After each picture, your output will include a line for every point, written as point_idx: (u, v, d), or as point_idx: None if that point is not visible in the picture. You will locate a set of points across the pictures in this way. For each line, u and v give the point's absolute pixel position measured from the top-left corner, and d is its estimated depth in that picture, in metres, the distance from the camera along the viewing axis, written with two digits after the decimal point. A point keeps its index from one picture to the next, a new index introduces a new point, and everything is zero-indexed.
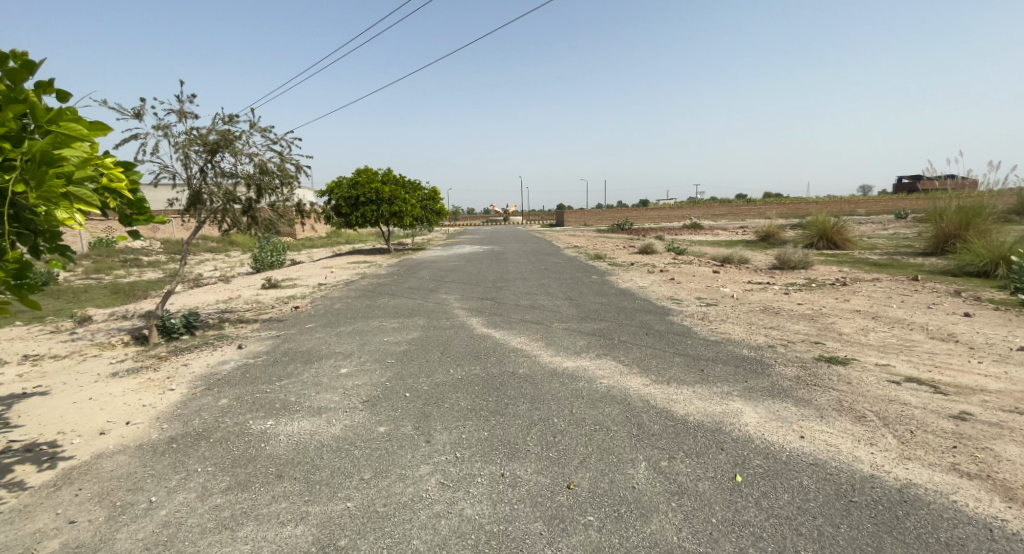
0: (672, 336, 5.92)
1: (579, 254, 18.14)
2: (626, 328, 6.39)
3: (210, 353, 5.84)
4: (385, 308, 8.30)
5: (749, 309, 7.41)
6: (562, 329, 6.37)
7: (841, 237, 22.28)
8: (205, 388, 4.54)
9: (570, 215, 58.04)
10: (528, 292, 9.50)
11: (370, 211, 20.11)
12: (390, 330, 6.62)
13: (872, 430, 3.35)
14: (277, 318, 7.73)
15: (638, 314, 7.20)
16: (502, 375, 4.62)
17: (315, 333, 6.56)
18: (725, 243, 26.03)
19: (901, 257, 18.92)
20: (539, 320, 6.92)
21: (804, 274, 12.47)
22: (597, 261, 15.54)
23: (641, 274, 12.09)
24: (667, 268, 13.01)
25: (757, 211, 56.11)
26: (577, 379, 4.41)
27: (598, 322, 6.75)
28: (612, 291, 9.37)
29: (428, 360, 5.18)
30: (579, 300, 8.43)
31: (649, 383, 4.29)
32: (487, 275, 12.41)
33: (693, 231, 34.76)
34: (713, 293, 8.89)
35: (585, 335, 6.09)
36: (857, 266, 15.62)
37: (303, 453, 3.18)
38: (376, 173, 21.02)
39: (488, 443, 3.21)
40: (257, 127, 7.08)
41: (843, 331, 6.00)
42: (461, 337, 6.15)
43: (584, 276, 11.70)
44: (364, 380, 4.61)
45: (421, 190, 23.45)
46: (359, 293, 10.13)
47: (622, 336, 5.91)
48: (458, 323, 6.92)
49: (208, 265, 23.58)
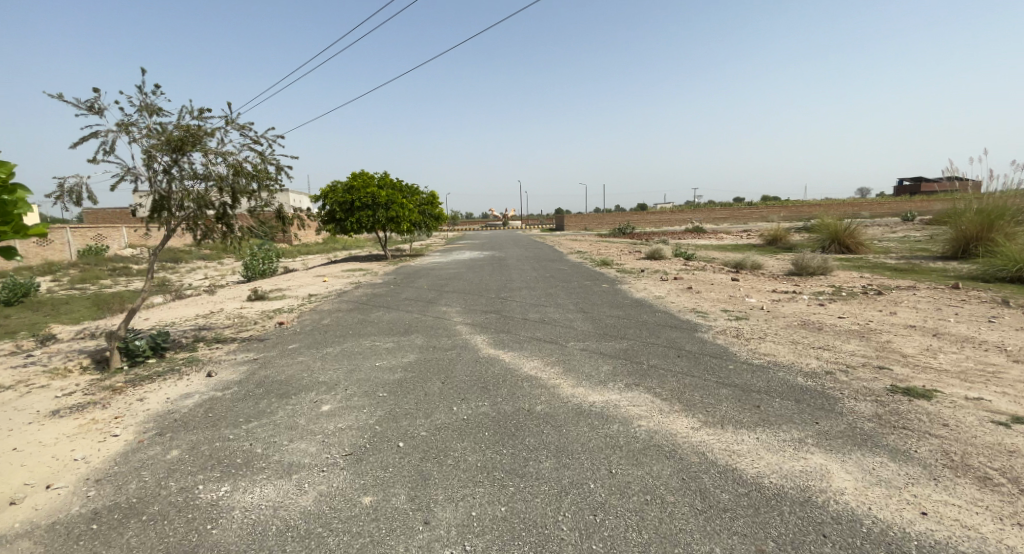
0: (708, 359, 5.13)
1: (585, 260, 17.36)
2: (653, 348, 5.60)
3: (175, 383, 5.03)
4: (379, 323, 7.50)
5: (786, 324, 6.63)
6: (580, 350, 5.57)
7: (855, 241, 21.53)
8: (155, 433, 3.73)
9: (570, 219, 57.30)
10: (536, 303, 8.73)
11: (366, 217, 19.33)
12: (385, 352, 5.82)
13: (1010, 501, 2.56)
14: (257, 337, 6.92)
15: (663, 331, 6.39)
16: (516, 414, 3.81)
17: (298, 357, 5.75)
18: (732, 248, 25.28)
19: (920, 261, 18.16)
20: (552, 339, 6.12)
21: (828, 281, 11.70)
22: (605, 267, 14.76)
23: (655, 282, 11.31)
24: (681, 275, 12.23)
25: (760, 215, 55.49)
26: (610, 421, 3.60)
27: (619, 340, 5.95)
28: (628, 303, 8.56)
29: (427, 392, 4.37)
30: (594, 313, 7.64)
31: (700, 427, 3.49)
32: (490, 284, 11.62)
33: (698, 235, 34.04)
34: (739, 304, 8.11)
35: (607, 356, 5.29)
36: (878, 272, 14.86)
37: (262, 542, 2.38)
38: (373, 176, 20.27)
39: (507, 527, 2.40)
40: (234, 124, 6.29)
41: (905, 353, 5.22)
42: (465, 360, 5.35)
43: (593, 285, 10.91)
44: (350, 422, 3.79)
45: (419, 194, 22.69)
46: (352, 306, 9.32)
47: (651, 360, 5.11)
48: (461, 343, 6.12)
49: (199, 273, 22.75)
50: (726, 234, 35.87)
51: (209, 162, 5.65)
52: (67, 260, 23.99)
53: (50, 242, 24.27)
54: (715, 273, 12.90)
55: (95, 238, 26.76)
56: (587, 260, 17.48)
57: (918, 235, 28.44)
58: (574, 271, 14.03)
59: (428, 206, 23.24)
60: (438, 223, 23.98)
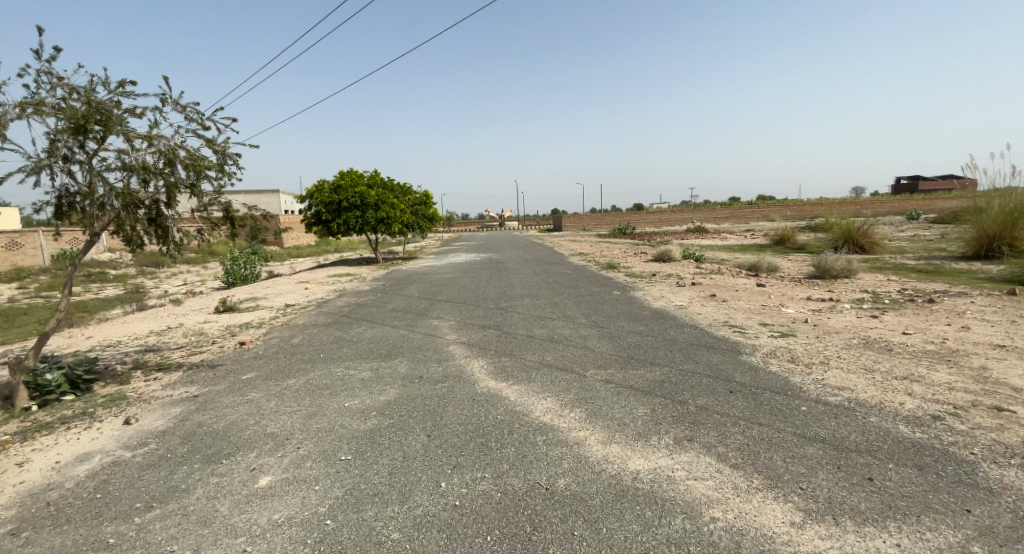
0: (770, 398, 4.01)
1: (588, 263, 16.24)
2: (693, 378, 4.48)
3: (79, 436, 3.87)
4: (358, 344, 6.33)
5: (845, 344, 5.52)
6: (602, 382, 4.42)
7: (869, 241, 20.50)
8: (7, 534, 2.60)
9: (568, 220, 56.16)
10: (542, 316, 7.59)
11: (354, 219, 18.14)
12: (359, 386, 4.65)
13: None
14: (208, 364, 5.72)
15: (699, 353, 5.27)
16: (531, 496, 2.66)
17: (249, 393, 4.57)
18: (740, 248, 24.20)
19: (942, 262, 17.13)
20: (565, 364, 4.97)
21: (860, 287, 10.61)
22: (612, 271, 13.64)
23: (670, 288, 10.21)
24: (697, 280, 11.16)
25: (762, 215, 54.66)
26: (669, 514, 2.46)
27: (649, 368, 4.81)
28: (648, 315, 7.43)
29: (406, 454, 3.20)
30: (612, 329, 6.52)
31: (805, 524, 2.35)
32: (487, 291, 10.45)
33: (699, 236, 33.08)
34: (777, 317, 7.00)
35: (639, 392, 4.14)
36: (905, 274, 13.79)
37: None
38: (361, 175, 19.09)
39: None
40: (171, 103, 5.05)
41: (1017, 383, 4.10)
42: (458, 398, 4.19)
43: (603, 292, 9.79)
44: (290, 511, 2.63)
45: (411, 194, 21.55)
46: (331, 319, 8.13)
47: (695, 397, 3.99)
48: (453, 371, 4.96)
49: (179, 279, 21.52)
50: (729, 234, 34.88)
51: (136, 148, 4.48)
52: (39, 265, 22.75)
53: (22, 246, 22.88)
54: (734, 277, 11.81)
55: (72, 242, 25.49)
56: (590, 263, 16.37)
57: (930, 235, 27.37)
58: (579, 275, 12.90)
59: (421, 206, 22.06)
60: (431, 224, 22.80)
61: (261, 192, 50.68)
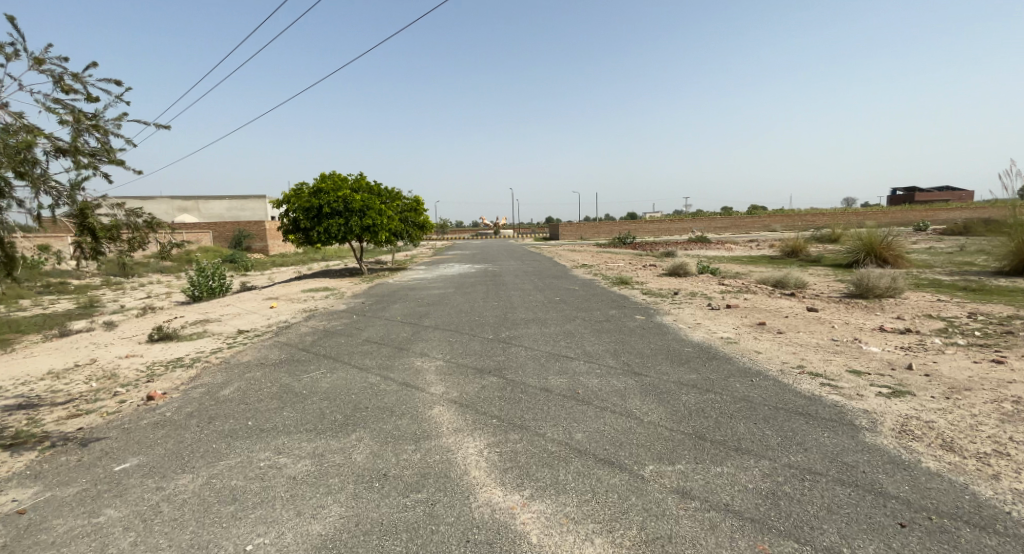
0: (985, 547, 2.29)
1: (595, 278, 14.57)
2: (820, 490, 2.79)
3: None
4: (308, 399, 4.60)
5: (1002, 413, 3.83)
6: (677, 495, 2.75)
7: (892, 253, 19.01)
8: None
9: (565, 228, 54.64)
10: (555, 354, 5.90)
11: (335, 226, 16.38)
12: (284, 496, 2.90)
13: None
14: (82, 440, 3.96)
15: (799, 430, 3.59)
16: None
17: (103, 512, 2.85)
18: (751, 260, 22.67)
19: (979, 279, 15.65)
20: (605, 449, 3.31)
21: (923, 311, 8.99)
22: (624, 288, 12.00)
23: (703, 311, 8.54)
24: (730, 301, 9.51)
25: (762, 224, 53.59)
26: None
27: (737, 461, 3.14)
28: (694, 353, 5.77)
29: None
30: (655, 378, 4.85)
31: None
32: (485, 314, 8.74)
33: (704, 246, 31.58)
34: (867, 360, 5.33)
35: (748, 525, 2.46)
36: (952, 293, 12.23)
37: None
38: (345, 177, 17.34)
39: None
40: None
41: None
42: (441, 535, 2.45)
43: (624, 316, 8.10)
44: None
45: (400, 199, 19.82)
46: (285, 356, 6.36)
47: (853, 544, 2.30)
48: (436, 461, 3.24)
49: (143, 291, 19.59)
50: (734, 245, 33.55)
51: None
52: None
53: None
54: (770, 297, 10.18)
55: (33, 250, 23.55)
56: (598, 277, 14.72)
57: (945, 247, 26.13)
58: (589, 293, 11.23)
59: (411, 213, 20.38)
60: (422, 232, 21.09)
61: (246, 197, 48.76)
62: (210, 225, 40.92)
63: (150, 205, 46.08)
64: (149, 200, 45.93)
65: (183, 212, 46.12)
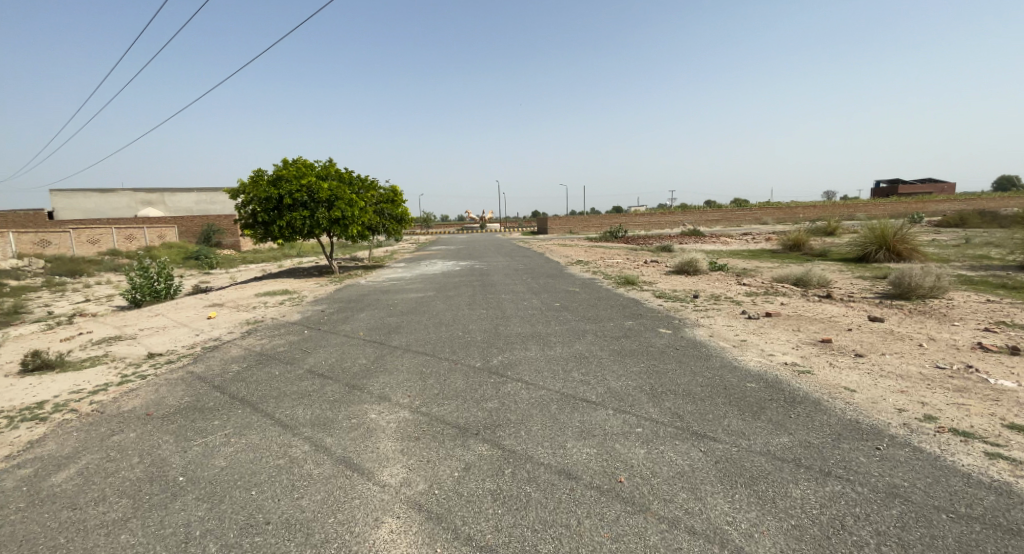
0: None
1: (594, 277, 12.88)
2: None
3: None
4: (179, 499, 2.79)
5: None
6: None
7: (906, 246, 17.69)
8: None
9: (553, 222, 52.87)
10: (568, 395, 4.15)
11: (299, 219, 14.36)
12: None
13: None
14: None
15: None
16: None
17: None
18: (754, 255, 21.25)
19: (1007, 273, 14.35)
20: None
21: (998, 319, 7.45)
22: (632, 290, 10.32)
23: (740, 321, 6.89)
24: (766, 307, 7.89)
25: (752, 217, 52.63)
26: None
27: None
28: (764, 395, 4.08)
29: None
30: (732, 448, 3.15)
31: None
32: (469, 327, 6.95)
33: (700, 240, 30.17)
34: (1017, 407, 3.71)
35: None
36: (998, 292, 10.80)
37: None
38: (311, 164, 15.28)
39: None
40: None
41: None
42: None
43: (647, 331, 6.41)
44: None
45: (375, 189, 17.84)
46: (188, 400, 4.52)
47: None
48: None
49: (84, 294, 17.32)
50: (729, 238, 32.17)
51: None
52: None
53: None
54: (807, 301, 8.61)
55: None
56: (599, 276, 13.00)
57: (948, 239, 24.93)
58: (593, 297, 9.53)
59: (387, 203, 18.39)
60: (400, 225, 19.12)
61: (217, 190, 45.95)
62: (175, 220, 38.05)
63: (111, 198, 42.94)
64: (110, 192, 42.81)
65: (147, 206, 43.13)
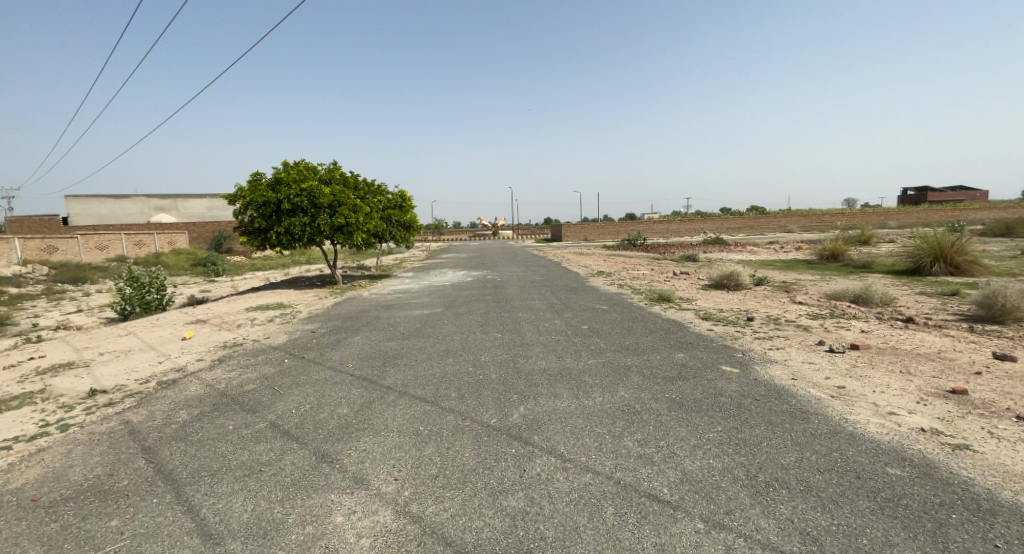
0: None
1: (622, 291, 11.50)
2: None
3: None
4: None
5: None
6: None
7: (965, 258, 15.92)
8: None
9: (568, 230, 51.48)
10: (628, 487, 2.82)
11: (298, 226, 13.27)
12: None
13: None
14: None
15: None
16: None
17: None
18: (791, 267, 19.53)
19: None
20: None
21: None
22: (670, 309, 8.90)
23: (823, 356, 5.44)
24: (847, 335, 6.41)
25: (776, 225, 50.57)
26: None
27: None
28: (928, 494, 2.69)
29: None
30: None
31: None
32: (479, 361, 5.61)
33: (726, 250, 28.49)
34: None
35: None
36: None
37: None
38: (313, 168, 14.22)
39: None
40: None
41: None
42: None
43: (708, 371, 5.02)
44: None
45: (382, 194, 16.74)
46: (95, 475, 3.30)
47: None
48: None
49: (80, 304, 16.53)
50: (755, 248, 30.36)
51: None
52: None
53: None
54: (892, 327, 7.09)
55: None
56: (627, 290, 11.61)
57: (1001, 250, 22.89)
58: (627, 317, 8.16)
59: (395, 210, 17.28)
60: (409, 232, 18.00)
61: None
62: (186, 226, 37.67)
63: (124, 204, 42.82)
64: (124, 199, 42.77)
65: (159, 212, 42.92)
